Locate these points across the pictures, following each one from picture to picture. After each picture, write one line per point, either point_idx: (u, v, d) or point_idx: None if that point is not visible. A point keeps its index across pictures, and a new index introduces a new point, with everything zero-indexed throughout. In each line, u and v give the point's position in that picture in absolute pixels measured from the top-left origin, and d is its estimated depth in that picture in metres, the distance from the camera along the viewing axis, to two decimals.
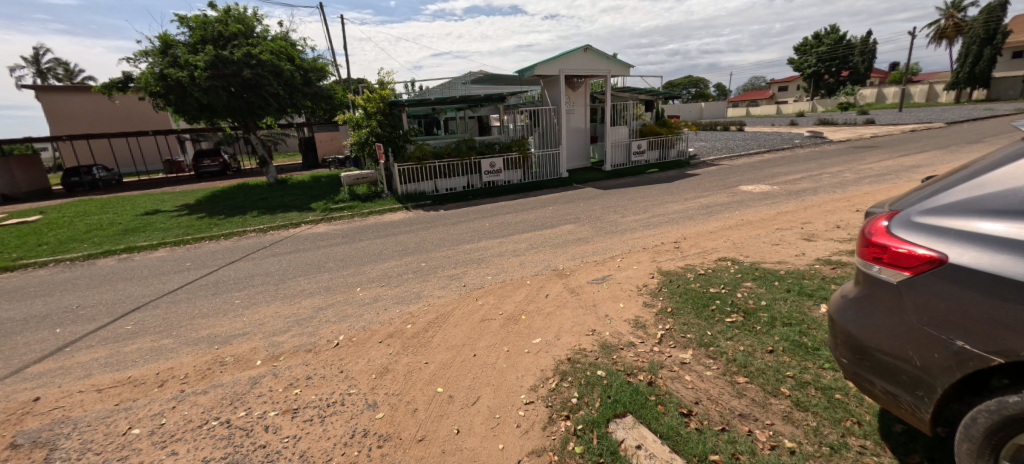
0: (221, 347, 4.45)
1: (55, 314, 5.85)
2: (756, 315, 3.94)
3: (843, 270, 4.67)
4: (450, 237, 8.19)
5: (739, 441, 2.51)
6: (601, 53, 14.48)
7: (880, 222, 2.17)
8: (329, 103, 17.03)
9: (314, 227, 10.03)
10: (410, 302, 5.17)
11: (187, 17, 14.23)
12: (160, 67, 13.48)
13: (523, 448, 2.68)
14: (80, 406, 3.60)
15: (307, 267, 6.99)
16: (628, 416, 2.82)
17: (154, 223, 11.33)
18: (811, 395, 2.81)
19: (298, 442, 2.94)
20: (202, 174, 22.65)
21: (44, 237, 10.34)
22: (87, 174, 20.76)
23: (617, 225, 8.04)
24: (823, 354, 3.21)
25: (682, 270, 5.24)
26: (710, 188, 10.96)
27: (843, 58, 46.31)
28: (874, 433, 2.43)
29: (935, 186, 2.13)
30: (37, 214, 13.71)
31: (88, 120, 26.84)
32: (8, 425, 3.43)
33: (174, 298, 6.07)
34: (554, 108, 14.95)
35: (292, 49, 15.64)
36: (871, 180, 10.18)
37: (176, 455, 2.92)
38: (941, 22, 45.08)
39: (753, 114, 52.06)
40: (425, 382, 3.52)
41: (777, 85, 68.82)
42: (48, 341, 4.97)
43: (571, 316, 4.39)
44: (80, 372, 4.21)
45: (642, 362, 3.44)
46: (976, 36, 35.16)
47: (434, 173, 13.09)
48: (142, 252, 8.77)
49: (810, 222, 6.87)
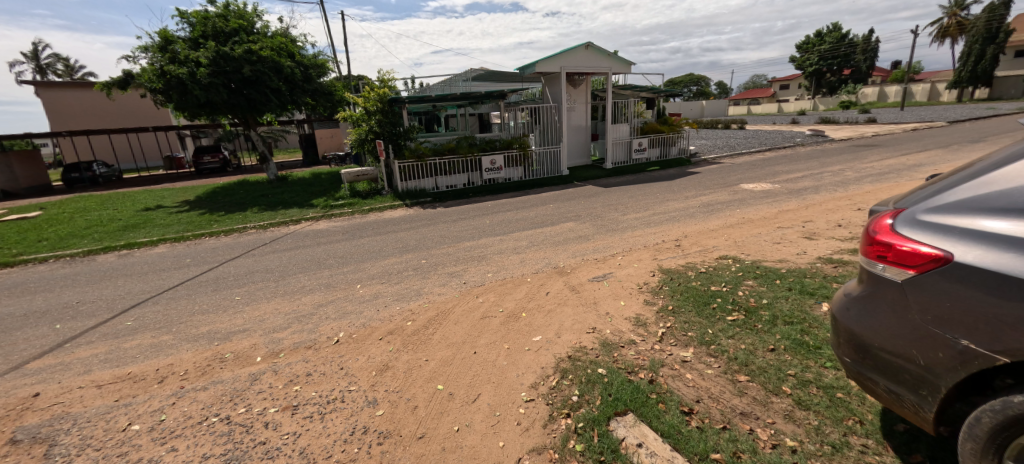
0: (222, 344, 4.45)
1: (55, 309, 5.84)
2: (757, 313, 3.93)
3: (845, 269, 4.65)
4: (450, 234, 8.18)
5: (740, 440, 2.50)
6: (601, 50, 14.40)
7: (884, 220, 2.15)
8: (329, 100, 16.98)
9: (314, 224, 10.02)
10: (411, 299, 5.16)
11: (187, 13, 14.20)
12: (160, 63, 13.51)
13: (524, 446, 2.67)
14: (80, 402, 3.59)
15: (307, 264, 6.98)
16: (629, 414, 2.82)
17: (154, 219, 11.32)
18: (813, 394, 2.80)
19: (298, 439, 2.93)
20: (202, 171, 22.61)
21: (45, 233, 10.34)
22: (87, 171, 20.74)
23: (618, 223, 8.02)
24: (824, 353, 3.19)
25: (683, 268, 5.23)
26: (711, 186, 10.93)
27: (845, 57, 46.14)
28: (876, 432, 2.42)
29: (940, 184, 2.11)
30: (37, 210, 13.69)
31: (88, 116, 26.82)
32: (7, 421, 3.42)
33: (174, 295, 6.06)
34: (555, 106, 14.89)
35: (292, 45, 15.59)
36: (873, 179, 10.15)
37: (176, 451, 2.91)
38: (944, 20, 44.91)
39: (754, 112, 51.92)
40: (425, 379, 3.51)
41: (778, 84, 68.72)
42: (48, 337, 4.97)
43: (571, 314, 4.38)
44: (79, 368, 4.21)
45: (642, 360, 3.43)
46: (979, 34, 35.02)
47: (434, 171, 13.07)
48: (142, 248, 8.76)
49: (812, 221, 6.85)
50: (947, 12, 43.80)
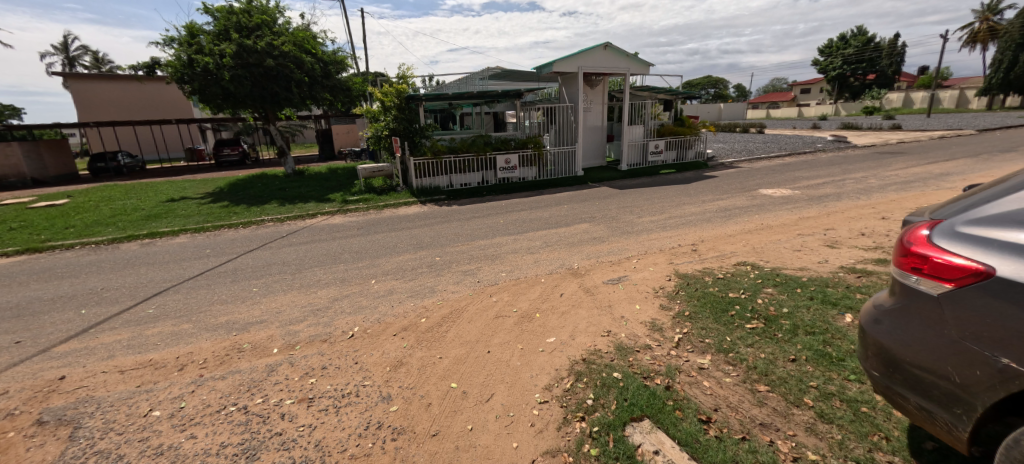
0: (240, 334, 4.52)
1: (80, 295, 6.02)
2: (777, 322, 3.84)
3: (869, 279, 4.52)
4: (465, 232, 8.21)
5: (761, 450, 2.45)
6: (621, 50, 14.23)
7: (920, 230, 2.08)
8: (347, 96, 17.17)
9: (330, 218, 10.15)
10: (425, 297, 5.17)
11: (214, 7, 14.50)
12: (186, 54, 13.79)
13: (537, 448, 2.66)
14: (103, 387, 3.69)
15: (323, 257, 7.07)
16: (646, 420, 2.78)
17: (176, 210, 11.58)
18: (836, 407, 2.73)
19: (314, 432, 2.96)
20: (222, 163, 23.16)
21: (71, 220, 10.64)
22: (111, 160, 21.31)
23: (633, 226, 7.93)
24: (848, 366, 3.10)
25: (700, 274, 5.15)
26: (729, 191, 10.73)
27: (869, 61, 44.81)
28: (903, 449, 2.34)
29: (979, 196, 2.02)
30: (65, 197, 14.12)
31: (114, 107, 27.60)
32: (35, 402, 3.54)
33: (195, 284, 6.19)
34: (571, 105, 14.68)
35: (313, 41, 15.74)
36: (897, 187, 9.86)
37: (195, 439, 2.97)
38: (975, 26, 43.50)
39: (773, 115, 51.04)
40: (439, 376, 3.52)
41: (800, 88, 67.72)
42: (74, 322, 5.12)
43: (585, 316, 4.34)
44: (103, 353, 4.32)
45: (659, 366, 3.39)
46: (1012, 41, 33.36)
47: (448, 168, 13.11)
48: (164, 238, 8.97)
49: (833, 229, 6.67)
50: (979, 17, 42.15)
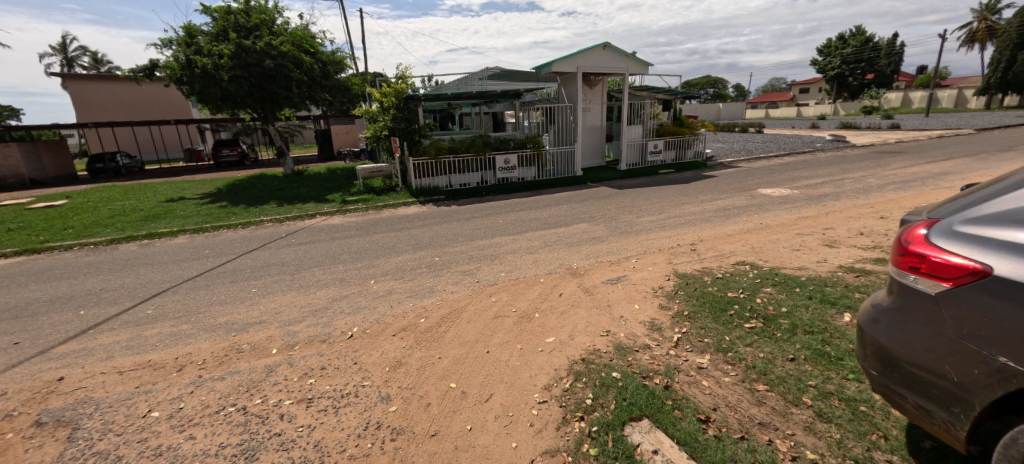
0: (239, 335, 4.52)
1: (79, 296, 6.01)
2: (776, 321, 3.84)
3: (867, 279, 4.53)
4: (464, 232, 8.21)
5: (759, 450, 2.46)
6: (619, 50, 14.23)
7: (917, 230, 2.08)
8: (346, 96, 17.16)
9: (329, 218, 10.14)
10: (424, 297, 5.18)
11: (212, 8, 14.47)
12: (184, 55, 13.77)
13: (536, 447, 2.66)
14: (102, 388, 3.68)
15: (322, 258, 7.07)
16: (645, 419, 2.78)
17: (175, 210, 11.57)
18: (834, 406, 2.73)
19: (313, 433, 2.96)
20: (221, 164, 23.14)
21: (70, 221, 10.62)
22: (110, 161, 21.27)
23: (632, 225, 7.93)
24: (847, 365, 3.11)
25: (699, 273, 5.15)
26: (728, 190, 10.73)
27: (868, 61, 44.86)
28: (901, 448, 2.35)
29: (977, 195, 2.03)
30: (64, 198, 14.10)
31: (113, 108, 27.57)
32: (33, 403, 3.53)
33: (194, 285, 6.18)
34: (570, 105, 14.69)
35: (311, 41, 15.72)
36: (896, 187, 9.87)
37: (193, 439, 2.97)
38: (973, 26, 43.52)
39: (772, 115, 51.05)
40: (438, 376, 3.52)
41: (799, 87, 67.77)
42: (72, 323, 5.11)
43: (585, 316, 4.34)
44: (102, 353, 4.32)
45: (657, 365, 3.39)
46: (1010, 40, 33.36)
47: (447, 168, 13.11)
48: (163, 239, 8.96)
49: (832, 229, 6.67)
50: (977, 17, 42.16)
